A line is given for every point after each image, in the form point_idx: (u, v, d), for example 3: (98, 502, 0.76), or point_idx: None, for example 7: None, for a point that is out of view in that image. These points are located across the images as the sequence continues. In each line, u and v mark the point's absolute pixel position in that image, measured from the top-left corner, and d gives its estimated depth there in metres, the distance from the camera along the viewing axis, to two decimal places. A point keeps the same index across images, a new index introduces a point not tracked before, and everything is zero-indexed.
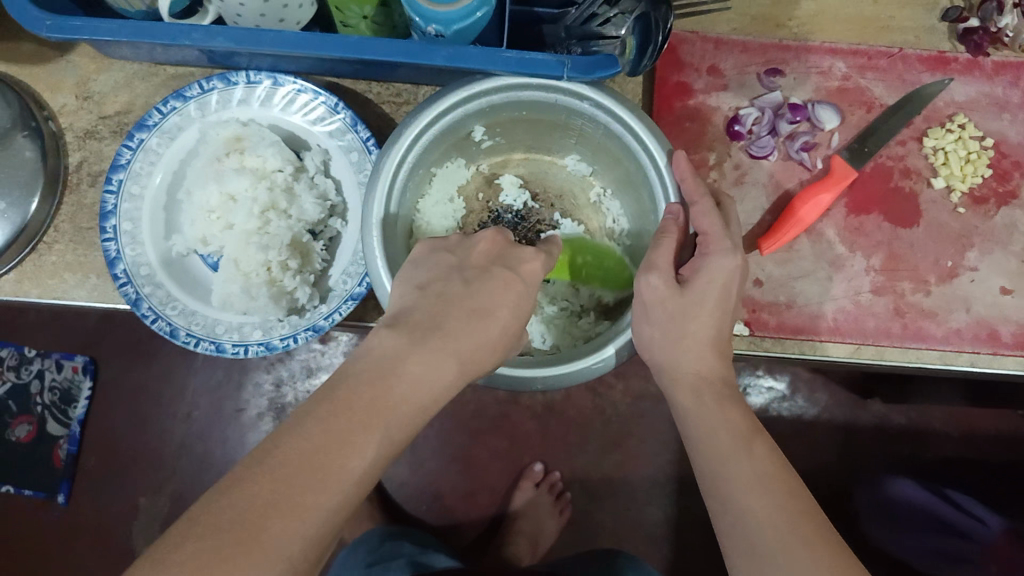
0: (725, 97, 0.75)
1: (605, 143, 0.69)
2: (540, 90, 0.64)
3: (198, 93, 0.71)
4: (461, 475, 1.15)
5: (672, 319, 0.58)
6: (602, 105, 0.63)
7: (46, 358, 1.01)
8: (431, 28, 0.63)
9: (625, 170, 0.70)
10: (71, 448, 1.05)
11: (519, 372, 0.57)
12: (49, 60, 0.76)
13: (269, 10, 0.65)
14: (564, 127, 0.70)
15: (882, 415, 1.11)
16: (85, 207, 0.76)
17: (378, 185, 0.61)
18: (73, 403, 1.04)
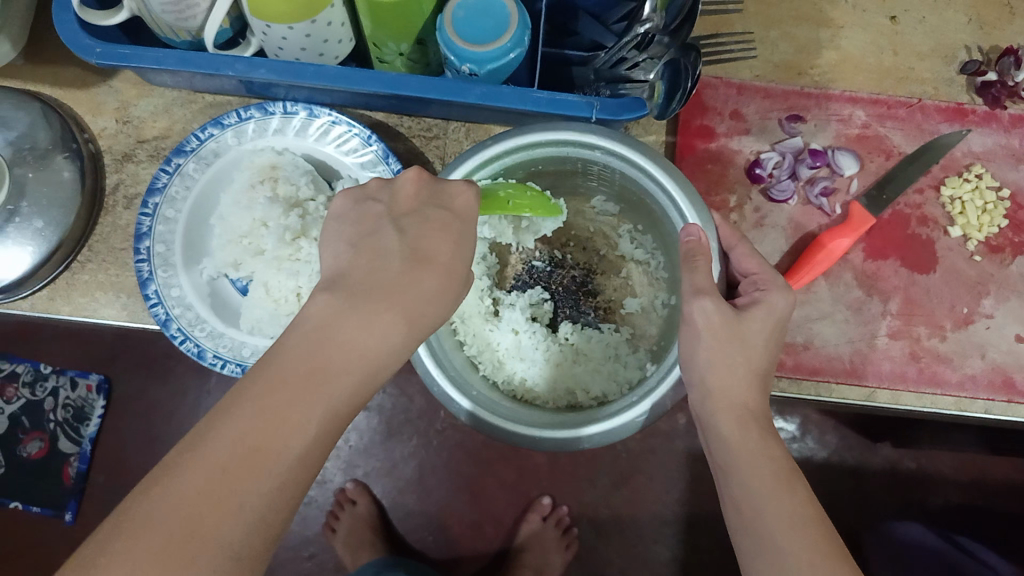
0: (747, 140, 0.77)
1: (626, 186, 0.69)
2: (552, 145, 0.65)
3: (235, 121, 0.74)
4: (469, 506, 1.15)
5: (726, 345, 0.60)
6: (614, 151, 0.64)
7: (60, 375, 1.03)
8: (465, 67, 0.66)
9: (648, 208, 0.70)
10: (82, 466, 1.05)
11: (562, 434, 0.61)
12: (92, 85, 0.79)
13: (310, 44, 0.68)
14: (592, 176, 0.72)
15: (893, 460, 1.11)
16: (119, 228, 0.78)
17: None
18: (86, 420, 1.04)
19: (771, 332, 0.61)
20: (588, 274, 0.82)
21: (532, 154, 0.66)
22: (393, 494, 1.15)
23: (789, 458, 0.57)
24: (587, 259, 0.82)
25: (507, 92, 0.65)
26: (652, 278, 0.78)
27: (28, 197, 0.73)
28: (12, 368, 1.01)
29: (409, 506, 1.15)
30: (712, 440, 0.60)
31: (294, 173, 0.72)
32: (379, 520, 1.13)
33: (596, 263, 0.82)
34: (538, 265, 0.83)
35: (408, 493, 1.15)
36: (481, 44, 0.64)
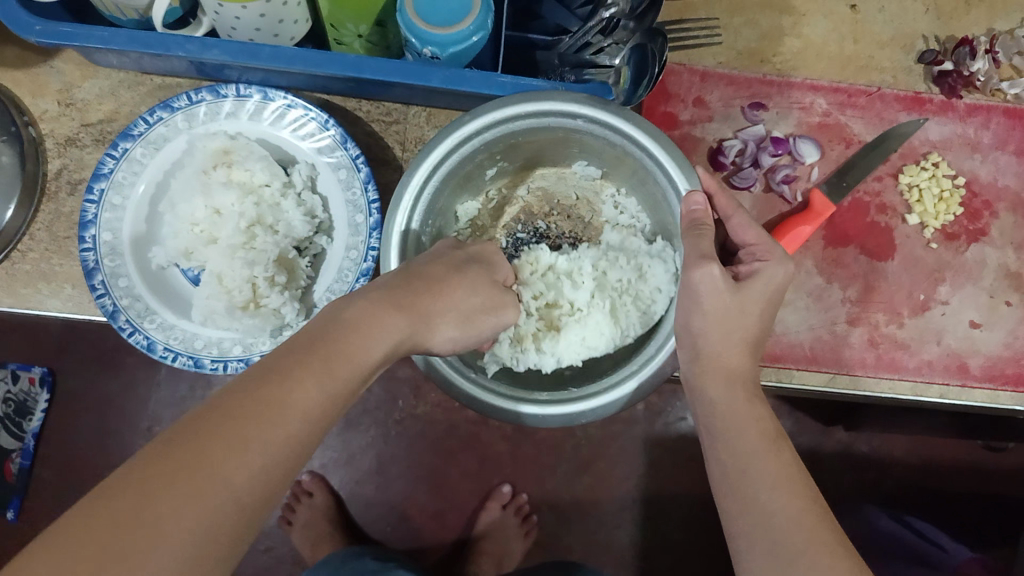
0: (710, 128, 0.76)
1: (607, 149, 0.66)
2: (532, 117, 0.61)
3: (185, 104, 0.71)
4: (428, 495, 1.14)
5: (726, 312, 0.59)
6: (596, 120, 0.61)
7: (1, 369, 0.98)
8: (426, 50, 0.65)
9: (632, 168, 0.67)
10: (24, 462, 1.01)
11: (568, 409, 0.59)
12: (33, 65, 0.76)
13: (263, 24, 0.65)
14: (577, 146, 0.69)
15: (847, 442, 1.13)
16: (63, 215, 0.73)
17: (396, 216, 0.61)
18: (28, 415, 1.01)
19: (767, 303, 0.61)
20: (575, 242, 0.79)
21: (537, 124, 0.62)
22: (350, 485, 1.13)
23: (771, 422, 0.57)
24: (574, 229, 0.79)
25: (470, 76, 0.63)
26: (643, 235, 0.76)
27: None
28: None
29: (366, 498, 1.13)
30: (702, 411, 0.60)
31: (253, 159, 0.70)
32: (337, 514, 1.11)
33: (581, 230, 0.79)
34: (523, 236, 0.79)
35: (365, 484, 1.13)
36: (440, 27, 0.63)
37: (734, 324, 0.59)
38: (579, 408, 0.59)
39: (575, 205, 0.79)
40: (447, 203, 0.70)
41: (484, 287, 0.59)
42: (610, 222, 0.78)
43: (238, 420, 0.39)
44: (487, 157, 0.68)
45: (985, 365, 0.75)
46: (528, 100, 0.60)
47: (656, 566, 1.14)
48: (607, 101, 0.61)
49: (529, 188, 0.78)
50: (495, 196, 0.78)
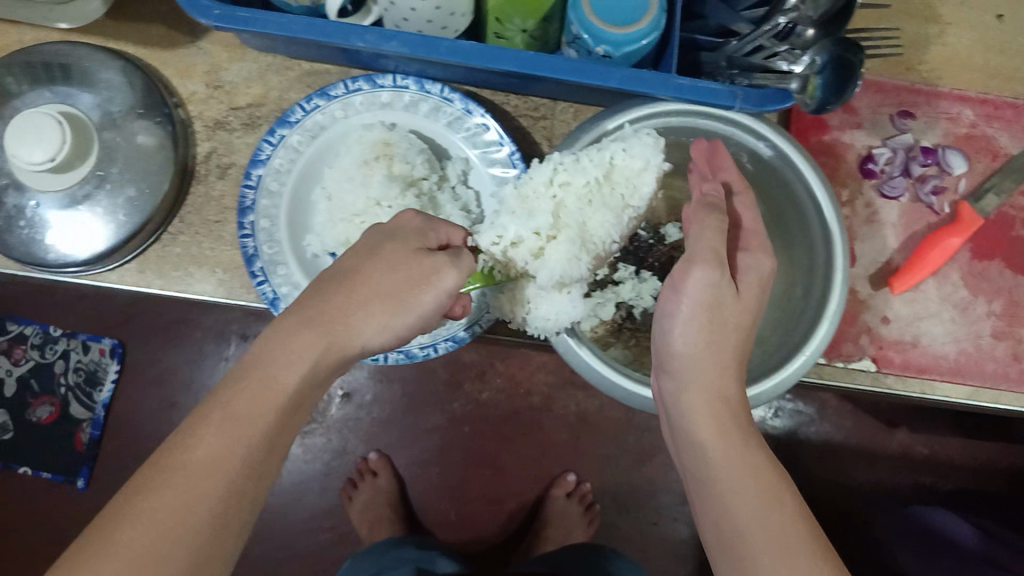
0: (859, 135, 0.76)
1: (763, 181, 0.69)
2: (720, 121, 0.65)
3: (342, 92, 0.71)
4: (489, 479, 1.17)
5: (711, 326, 0.57)
6: (781, 149, 0.64)
7: (70, 340, 1.12)
8: (599, 48, 0.65)
9: (774, 208, 0.70)
10: (93, 432, 1.17)
11: (663, 396, 0.62)
12: (179, 45, 0.75)
13: (435, 16, 0.65)
14: (729, 165, 0.70)
15: (906, 444, 1.21)
16: (213, 199, 0.74)
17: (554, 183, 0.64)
18: (97, 386, 1.15)
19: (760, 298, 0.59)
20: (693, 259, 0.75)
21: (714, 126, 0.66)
22: (413, 466, 1.17)
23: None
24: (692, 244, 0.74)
25: (649, 76, 0.62)
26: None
27: (119, 163, 0.71)
28: (20, 330, 1.10)
29: (426, 483, 1.17)
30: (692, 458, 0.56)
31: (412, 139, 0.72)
32: (398, 495, 1.15)
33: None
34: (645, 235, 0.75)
35: (428, 467, 1.17)
36: (618, 26, 0.63)
37: (730, 331, 0.58)
38: (664, 402, 0.60)
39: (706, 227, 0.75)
40: None
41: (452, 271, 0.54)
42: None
43: (153, 488, 0.42)
44: None
45: None
46: (706, 107, 0.64)
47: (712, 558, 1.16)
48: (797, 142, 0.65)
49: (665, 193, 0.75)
50: None
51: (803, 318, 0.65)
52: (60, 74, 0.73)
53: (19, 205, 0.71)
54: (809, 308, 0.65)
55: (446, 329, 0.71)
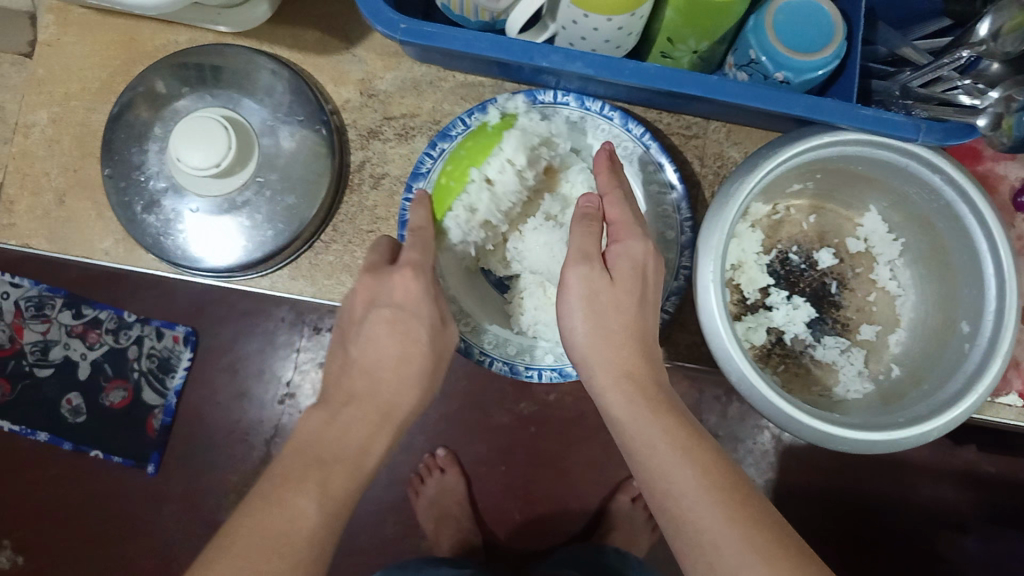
0: (1014, 166, 0.75)
1: (928, 213, 0.68)
2: (896, 152, 0.64)
3: (503, 107, 0.71)
4: (554, 481, 1.11)
5: (602, 308, 0.56)
6: (956, 182, 0.63)
7: (146, 324, 1.03)
8: (778, 75, 0.65)
9: (937, 240, 0.68)
10: (166, 418, 1.06)
11: (832, 429, 0.60)
12: (335, 51, 0.74)
13: (615, 36, 0.64)
14: (894, 194, 0.69)
15: (978, 464, 1.02)
16: (366, 209, 0.74)
17: (728, 209, 0.63)
18: (171, 372, 1.05)
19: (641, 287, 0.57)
20: (839, 284, 0.76)
21: (887, 157, 0.65)
22: (477, 464, 1.11)
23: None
24: (839, 269, 0.76)
25: (832, 106, 0.62)
26: (901, 311, 0.73)
27: (278, 170, 0.71)
28: (96, 315, 1.02)
29: (488, 484, 1.12)
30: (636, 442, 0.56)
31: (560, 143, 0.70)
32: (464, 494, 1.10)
33: (850, 278, 0.76)
34: (795, 258, 0.76)
35: (489, 467, 1.11)
36: (802, 54, 0.63)
37: (617, 315, 0.56)
38: (840, 433, 0.60)
39: (853, 253, 0.76)
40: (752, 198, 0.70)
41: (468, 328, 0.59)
42: (881, 285, 0.74)
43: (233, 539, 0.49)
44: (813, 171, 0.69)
45: None
46: (883, 137, 0.63)
47: None
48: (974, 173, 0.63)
49: (816, 218, 0.76)
50: (781, 213, 0.75)
51: (969, 357, 0.62)
52: (212, 75, 0.73)
53: (176, 209, 0.71)
54: (975, 346, 0.62)
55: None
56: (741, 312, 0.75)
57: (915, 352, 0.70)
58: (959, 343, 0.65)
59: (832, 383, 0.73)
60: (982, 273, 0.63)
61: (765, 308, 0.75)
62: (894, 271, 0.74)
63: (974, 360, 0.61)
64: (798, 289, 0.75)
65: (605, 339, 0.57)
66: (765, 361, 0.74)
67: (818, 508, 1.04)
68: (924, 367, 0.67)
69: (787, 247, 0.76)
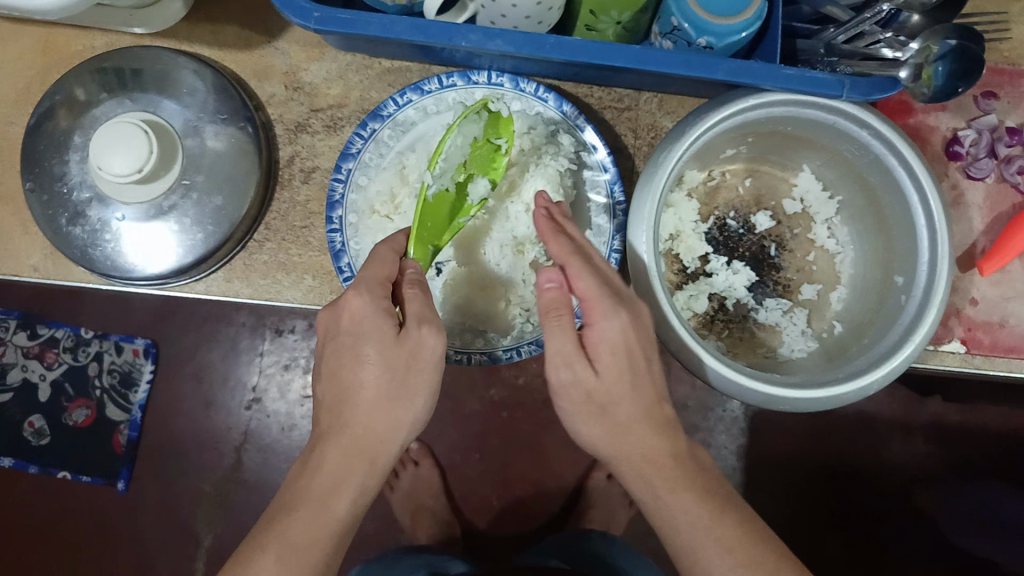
0: (944, 117, 0.76)
1: (860, 169, 0.67)
2: (822, 110, 0.63)
3: (436, 87, 0.69)
4: (535, 464, 1.09)
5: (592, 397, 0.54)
6: (884, 137, 0.62)
7: (104, 340, 1.01)
8: (701, 40, 0.64)
9: (872, 195, 0.68)
10: (132, 433, 1.04)
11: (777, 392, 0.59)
12: (258, 46, 0.73)
13: (535, 12, 0.63)
14: (825, 151, 0.69)
15: (940, 413, 1.00)
16: (298, 204, 0.72)
17: (655, 178, 0.62)
18: (134, 386, 1.03)
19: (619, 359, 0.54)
20: (778, 247, 0.75)
21: (812, 115, 0.65)
22: (456, 451, 1.10)
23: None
24: (778, 230, 0.75)
25: (757, 68, 0.62)
26: (841, 269, 0.73)
27: (204, 171, 0.70)
28: (52, 334, 1.00)
29: (464, 473, 1.10)
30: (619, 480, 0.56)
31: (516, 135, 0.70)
32: (442, 485, 1.09)
33: (789, 240, 0.75)
34: (734, 224, 0.75)
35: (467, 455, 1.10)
36: (723, 17, 0.62)
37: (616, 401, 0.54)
38: (783, 395, 0.60)
39: (790, 214, 0.75)
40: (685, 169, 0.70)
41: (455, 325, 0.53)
42: (819, 244, 0.74)
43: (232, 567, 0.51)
44: (742, 135, 0.68)
45: None
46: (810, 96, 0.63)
47: None
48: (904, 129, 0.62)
49: (752, 181, 0.75)
50: (716, 178, 0.75)
51: (905, 309, 0.62)
52: (132, 79, 0.71)
53: (102, 218, 0.69)
54: (912, 298, 0.62)
55: (531, 331, 0.70)
56: (682, 281, 0.74)
57: (856, 309, 0.69)
58: (895, 297, 0.65)
59: (777, 344, 0.72)
60: (915, 225, 0.63)
61: (705, 276, 0.74)
62: (832, 230, 0.73)
63: (910, 313, 0.61)
64: (739, 254, 0.75)
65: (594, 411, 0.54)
66: (709, 329, 0.73)
67: (800, 468, 1.02)
68: (865, 321, 0.68)
69: (724, 213, 0.75)
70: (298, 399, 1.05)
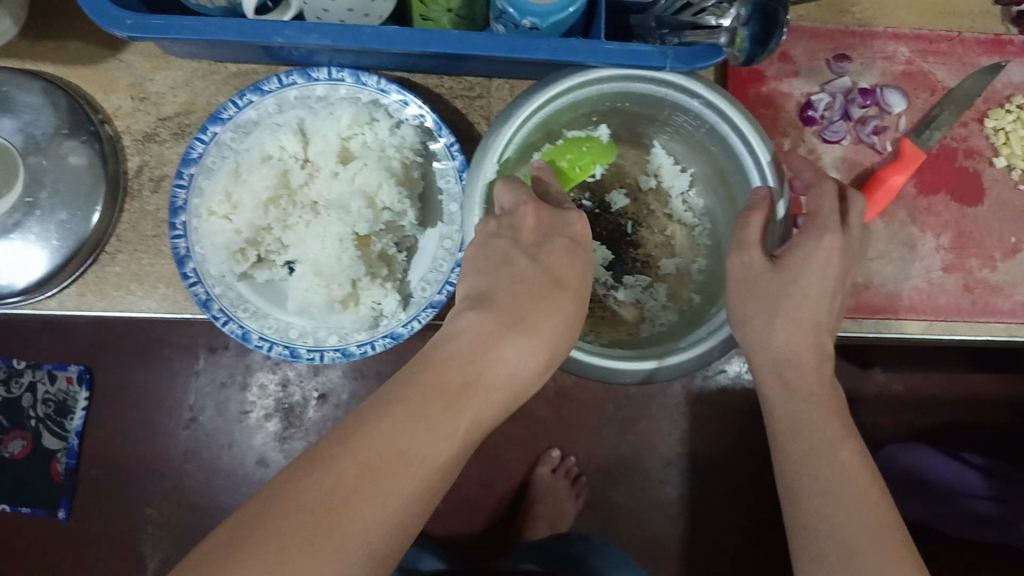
0: (797, 83, 0.76)
1: (701, 140, 0.67)
2: (651, 83, 0.64)
3: (276, 87, 0.68)
4: (480, 462, 1.11)
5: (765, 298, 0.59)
6: (714, 105, 0.62)
7: (37, 369, 0.99)
8: (526, 21, 0.63)
9: (716, 165, 0.68)
10: (70, 461, 1.02)
11: (614, 364, 0.60)
12: (100, 60, 0.72)
13: (357, 6, 0.63)
14: (668, 125, 0.69)
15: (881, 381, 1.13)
16: (149, 214, 0.73)
17: (485, 164, 0.62)
18: (69, 414, 1.01)
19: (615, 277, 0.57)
20: (635, 224, 0.76)
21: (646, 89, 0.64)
22: None
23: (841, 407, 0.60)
24: (633, 208, 0.76)
25: (578, 46, 0.61)
26: (699, 240, 0.73)
27: (48, 187, 0.69)
28: None
29: None
30: None
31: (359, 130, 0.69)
32: None
33: (645, 216, 0.76)
34: (589, 205, 0.76)
35: None
36: None
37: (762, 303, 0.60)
38: (623, 368, 0.60)
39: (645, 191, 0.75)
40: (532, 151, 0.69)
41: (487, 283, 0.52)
42: (676, 217, 0.75)
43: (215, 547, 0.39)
44: (584, 114, 0.68)
45: None
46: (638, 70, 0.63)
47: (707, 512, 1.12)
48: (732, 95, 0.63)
49: (607, 161, 0.75)
50: None
51: None
52: None
53: None
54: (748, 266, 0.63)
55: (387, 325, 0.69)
56: None
57: (711, 278, 0.70)
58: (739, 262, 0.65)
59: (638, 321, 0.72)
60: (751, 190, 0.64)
61: None
62: (687, 203, 0.74)
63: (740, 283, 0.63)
64: (600, 233, 0.75)
65: (788, 307, 0.59)
66: None
67: None
68: (716, 286, 0.69)
69: (579, 195, 0.75)
70: (239, 416, 1.05)
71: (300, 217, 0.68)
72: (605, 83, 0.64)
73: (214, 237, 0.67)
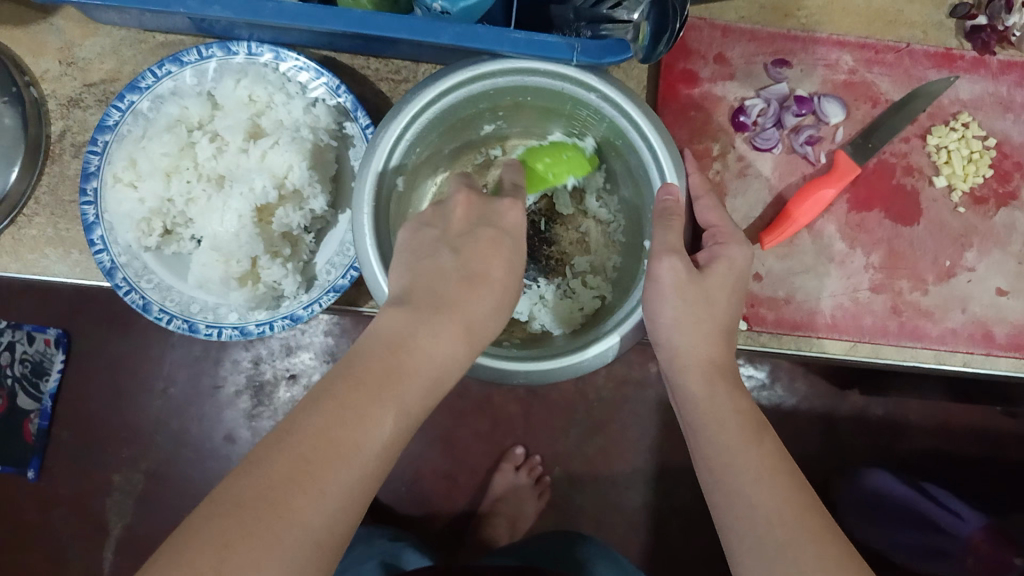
0: (731, 86, 0.73)
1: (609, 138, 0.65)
2: (547, 77, 0.60)
3: (195, 59, 0.68)
4: (441, 456, 1.07)
5: (692, 305, 0.57)
6: (609, 97, 0.60)
7: (16, 330, 0.98)
8: (437, 5, 0.62)
9: (626, 164, 0.66)
10: (43, 422, 1.02)
11: (503, 364, 0.56)
12: (31, 22, 0.73)
13: None
14: (578, 121, 0.66)
15: (861, 407, 1.06)
16: (68, 177, 0.74)
17: (373, 159, 0.57)
18: (45, 376, 1.01)
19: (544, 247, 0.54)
20: (549, 221, 0.76)
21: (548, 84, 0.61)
22: None
23: (755, 410, 0.56)
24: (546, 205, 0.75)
25: (482, 32, 0.59)
26: (613, 237, 0.73)
27: None
28: None
29: None
30: None
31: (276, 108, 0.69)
32: None
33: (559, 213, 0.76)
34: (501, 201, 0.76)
35: None
36: None
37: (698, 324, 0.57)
38: (511, 367, 0.56)
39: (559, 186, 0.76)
40: (439, 143, 0.67)
41: (407, 283, 0.49)
42: (592, 215, 0.74)
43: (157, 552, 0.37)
44: (489, 109, 0.66)
45: (1011, 334, 0.73)
46: (546, 62, 0.60)
47: (664, 526, 1.08)
48: (631, 91, 0.60)
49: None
50: (483, 155, 0.74)
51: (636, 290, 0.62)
52: None
53: None
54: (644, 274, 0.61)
55: (288, 307, 0.69)
56: None
57: (620, 275, 0.69)
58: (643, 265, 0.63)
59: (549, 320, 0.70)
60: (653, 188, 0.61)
61: None
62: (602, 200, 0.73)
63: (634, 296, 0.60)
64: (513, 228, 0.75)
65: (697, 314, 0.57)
66: None
67: None
68: (626, 284, 0.67)
69: None
70: (211, 391, 1.04)
71: (202, 190, 0.67)
72: (500, 77, 0.60)
73: (119, 205, 0.67)
